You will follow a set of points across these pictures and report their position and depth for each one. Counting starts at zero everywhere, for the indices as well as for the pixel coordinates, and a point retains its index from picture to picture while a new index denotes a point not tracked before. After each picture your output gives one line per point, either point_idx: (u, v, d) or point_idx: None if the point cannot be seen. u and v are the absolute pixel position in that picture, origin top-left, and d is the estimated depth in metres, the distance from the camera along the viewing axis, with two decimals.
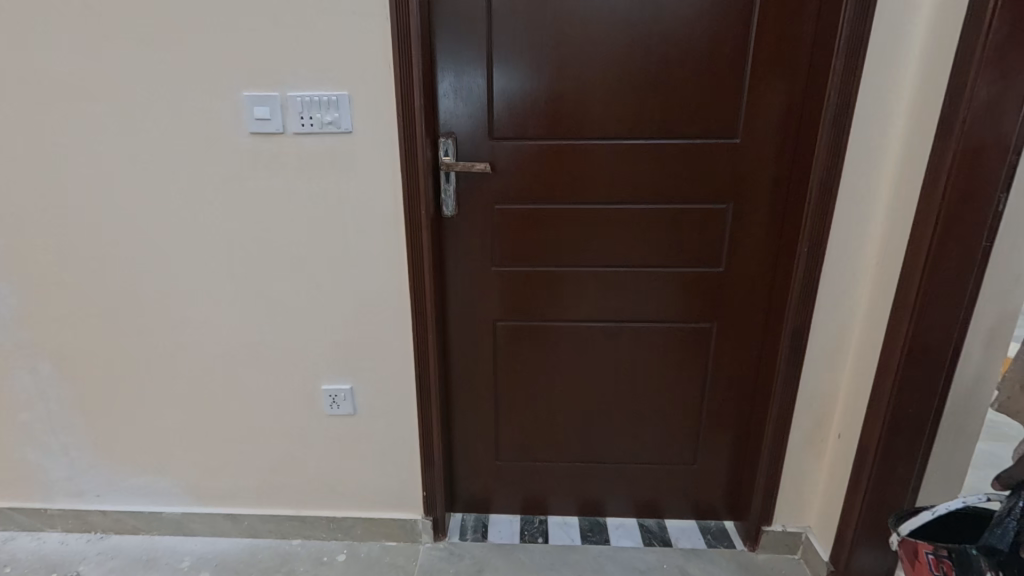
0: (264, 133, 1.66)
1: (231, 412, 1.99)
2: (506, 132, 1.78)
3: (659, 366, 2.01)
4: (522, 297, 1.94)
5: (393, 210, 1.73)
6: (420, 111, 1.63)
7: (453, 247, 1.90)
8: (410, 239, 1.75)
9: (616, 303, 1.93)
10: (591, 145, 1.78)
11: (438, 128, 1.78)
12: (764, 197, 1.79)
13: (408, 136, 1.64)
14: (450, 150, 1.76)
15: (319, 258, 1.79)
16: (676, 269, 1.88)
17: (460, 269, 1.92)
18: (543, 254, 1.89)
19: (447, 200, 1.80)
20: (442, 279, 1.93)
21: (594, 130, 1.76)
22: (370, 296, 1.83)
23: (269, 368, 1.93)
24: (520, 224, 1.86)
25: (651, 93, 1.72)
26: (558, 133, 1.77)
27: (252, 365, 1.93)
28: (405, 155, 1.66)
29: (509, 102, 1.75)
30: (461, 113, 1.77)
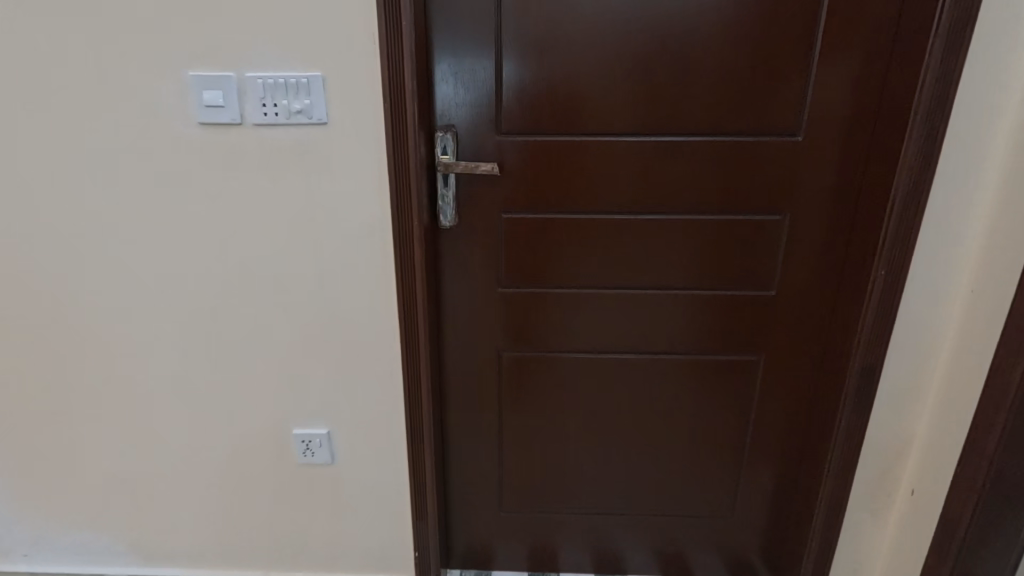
0: (217, 124, 1.34)
1: (183, 461, 1.67)
2: (517, 126, 1.46)
3: (694, 404, 1.70)
4: (533, 323, 1.63)
5: (378, 221, 1.41)
6: (413, 99, 1.31)
7: (451, 264, 1.58)
8: (399, 256, 1.43)
9: (645, 331, 1.63)
10: (619, 143, 1.46)
11: (434, 120, 1.46)
12: (828, 207, 1.48)
13: (397, 131, 1.32)
14: (448, 148, 1.45)
15: (288, 278, 1.47)
16: (717, 292, 1.57)
17: (460, 290, 1.61)
18: (559, 272, 1.57)
19: (445, 208, 1.48)
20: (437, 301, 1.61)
21: (624, 124, 1.45)
22: (351, 324, 1.51)
23: (228, 409, 1.61)
24: (532, 238, 1.55)
25: (695, 81, 1.41)
26: (581, 127, 1.45)
27: (209, 406, 1.61)
28: (394, 154, 1.34)
29: (521, 89, 1.43)
30: (462, 102, 1.45)
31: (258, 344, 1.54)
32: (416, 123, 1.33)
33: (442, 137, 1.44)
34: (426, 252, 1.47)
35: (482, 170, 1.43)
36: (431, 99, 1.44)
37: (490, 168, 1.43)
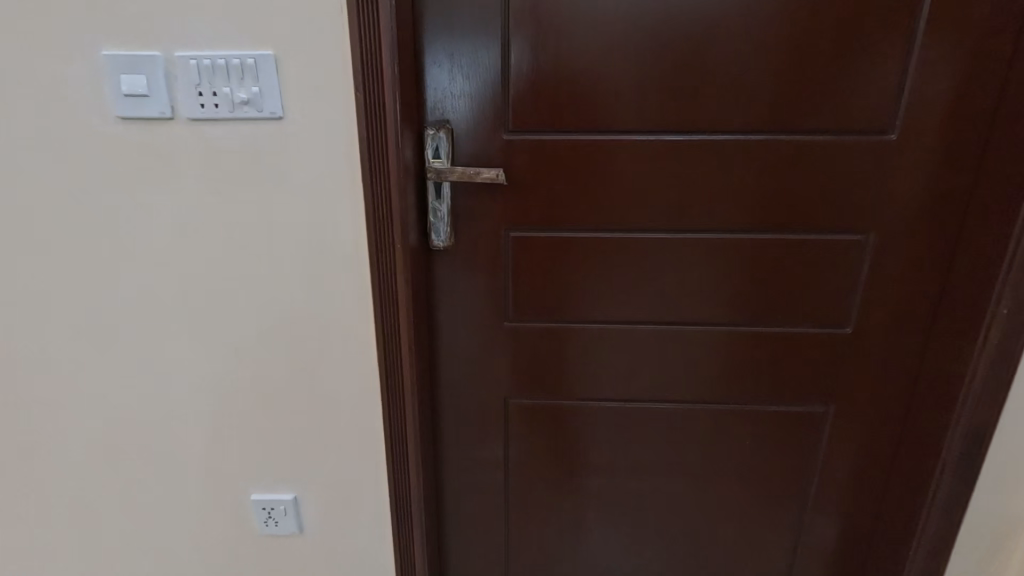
0: (142, 120, 1.02)
1: (115, 538, 1.34)
2: (529, 122, 1.15)
3: (744, 462, 1.39)
4: (547, 365, 1.33)
5: (350, 246, 1.10)
6: (395, 89, 1.00)
7: (447, 293, 1.28)
8: (378, 289, 1.12)
9: (685, 376, 1.31)
10: (658, 144, 1.15)
11: (423, 115, 1.15)
12: (925, 225, 1.16)
13: (373, 130, 1.01)
14: (443, 150, 1.14)
15: (239, 315, 1.16)
16: (777, 329, 1.26)
17: (456, 324, 1.31)
18: (580, 304, 1.27)
19: (437, 225, 1.18)
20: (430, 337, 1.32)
21: (665, 119, 1.14)
22: (319, 370, 1.20)
23: (168, 475, 1.29)
24: (546, 261, 1.24)
25: (760, 65, 1.09)
26: (611, 123, 1.14)
27: (145, 471, 1.29)
28: (370, 160, 1.03)
29: (536, 74, 1.12)
30: (458, 92, 1.14)
31: (203, 396, 1.23)
32: (398, 119, 1.02)
33: (435, 136, 1.14)
34: (413, 283, 1.16)
35: (485, 179, 1.13)
36: (419, 88, 1.14)
37: (495, 175, 1.12)
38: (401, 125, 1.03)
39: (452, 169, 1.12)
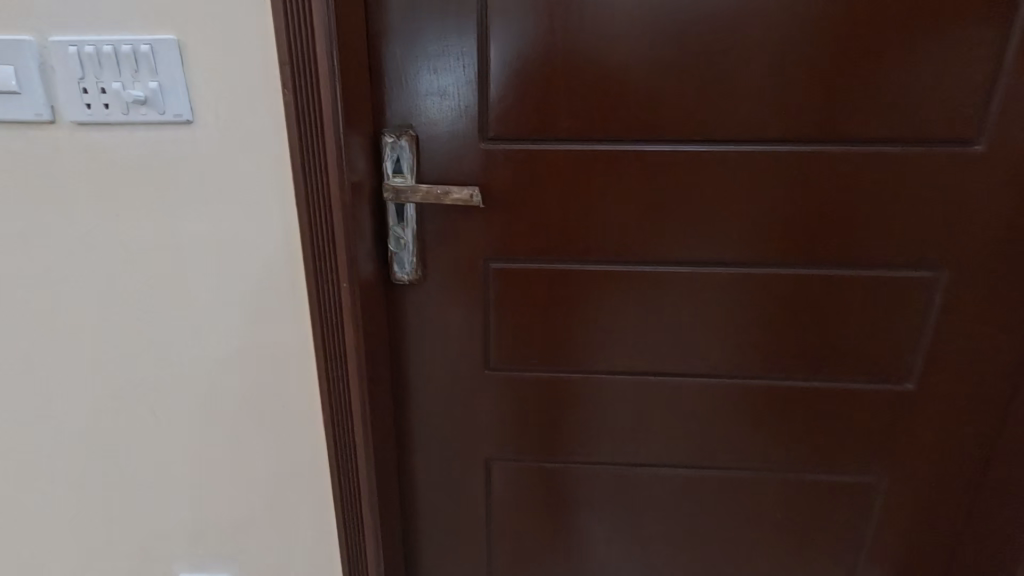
0: (14, 124, 0.79)
1: None
2: (513, 127, 0.92)
3: (775, 538, 1.15)
4: (536, 421, 1.10)
5: (285, 285, 0.87)
6: (336, 89, 0.77)
7: (415, 334, 1.05)
8: (321, 337, 0.89)
9: (705, 438, 1.08)
10: (675, 155, 0.92)
11: (379, 118, 0.92)
12: (1013, 261, 0.92)
13: (306, 141, 0.78)
14: (405, 163, 0.92)
15: (150, 372, 0.93)
16: (820, 384, 1.03)
17: (427, 370, 1.08)
18: (577, 351, 1.04)
19: (401, 255, 0.96)
20: (395, 386, 1.09)
21: (685, 124, 0.90)
22: (254, 432, 0.98)
23: (74, 557, 1.05)
24: (534, 299, 1.01)
25: (809, 55, 0.85)
26: (616, 129, 0.91)
27: (45, 552, 1.05)
28: (304, 180, 0.80)
29: (522, 66, 0.89)
30: (423, 91, 0.90)
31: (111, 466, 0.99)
32: (340, 127, 0.79)
33: (396, 145, 0.91)
34: (367, 329, 0.94)
35: (456, 200, 0.90)
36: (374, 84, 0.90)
37: (468, 197, 0.90)
38: (345, 134, 0.80)
39: (417, 187, 0.90)
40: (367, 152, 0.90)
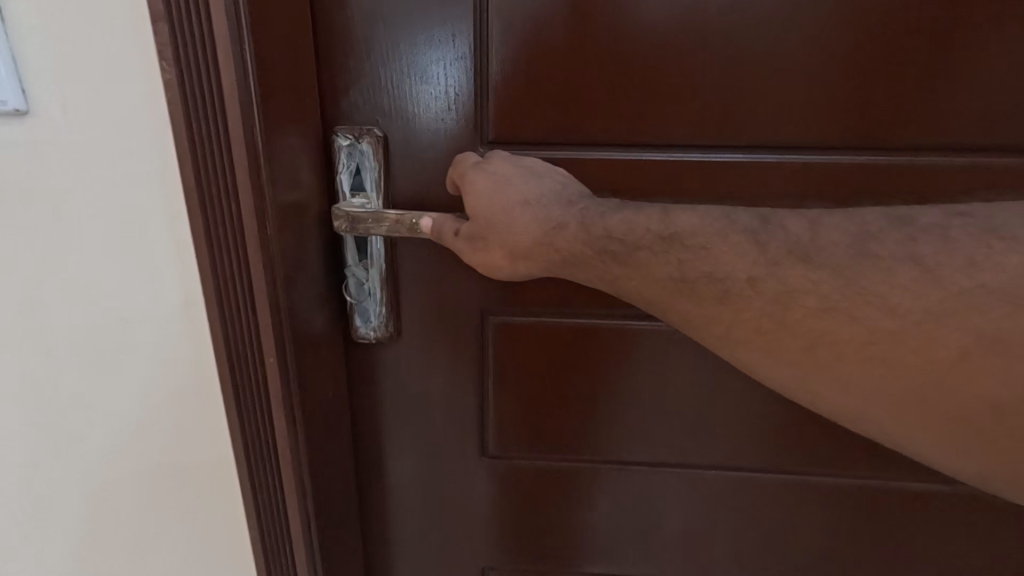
0: None
1: None
2: (524, 125, 0.63)
3: None
4: (552, 522, 0.82)
5: (190, 357, 0.60)
6: (253, 67, 0.49)
7: (387, 412, 0.76)
8: (243, 430, 0.61)
9: (779, 549, 0.80)
10: (769, 170, 0.62)
11: (332, 109, 0.63)
12: None
13: (207, 149, 0.50)
14: (369, 175, 0.63)
15: (8, 470, 0.66)
16: (943, 488, 0.74)
17: (402, 459, 0.79)
18: (611, 434, 0.76)
19: (364, 304, 0.68)
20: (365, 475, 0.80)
21: (784, 127, 0.60)
22: (159, 546, 0.70)
23: None
24: (551, 363, 0.73)
25: (985, 23, 0.55)
26: (677, 132, 0.62)
27: None
28: (205, 209, 0.52)
29: (540, 35, 0.60)
30: (396, 71, 0.62)
31: None
32: (259, 128, 0.50)
33: (355, 151, 0.63)
34: (312, 417, 0.64)
35: (424, 231, 0.62)
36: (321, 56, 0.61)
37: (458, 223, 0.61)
38: (270, 139, 0.52)
39: (383, 215, 0.61)
40: (313, 161, 0.61)
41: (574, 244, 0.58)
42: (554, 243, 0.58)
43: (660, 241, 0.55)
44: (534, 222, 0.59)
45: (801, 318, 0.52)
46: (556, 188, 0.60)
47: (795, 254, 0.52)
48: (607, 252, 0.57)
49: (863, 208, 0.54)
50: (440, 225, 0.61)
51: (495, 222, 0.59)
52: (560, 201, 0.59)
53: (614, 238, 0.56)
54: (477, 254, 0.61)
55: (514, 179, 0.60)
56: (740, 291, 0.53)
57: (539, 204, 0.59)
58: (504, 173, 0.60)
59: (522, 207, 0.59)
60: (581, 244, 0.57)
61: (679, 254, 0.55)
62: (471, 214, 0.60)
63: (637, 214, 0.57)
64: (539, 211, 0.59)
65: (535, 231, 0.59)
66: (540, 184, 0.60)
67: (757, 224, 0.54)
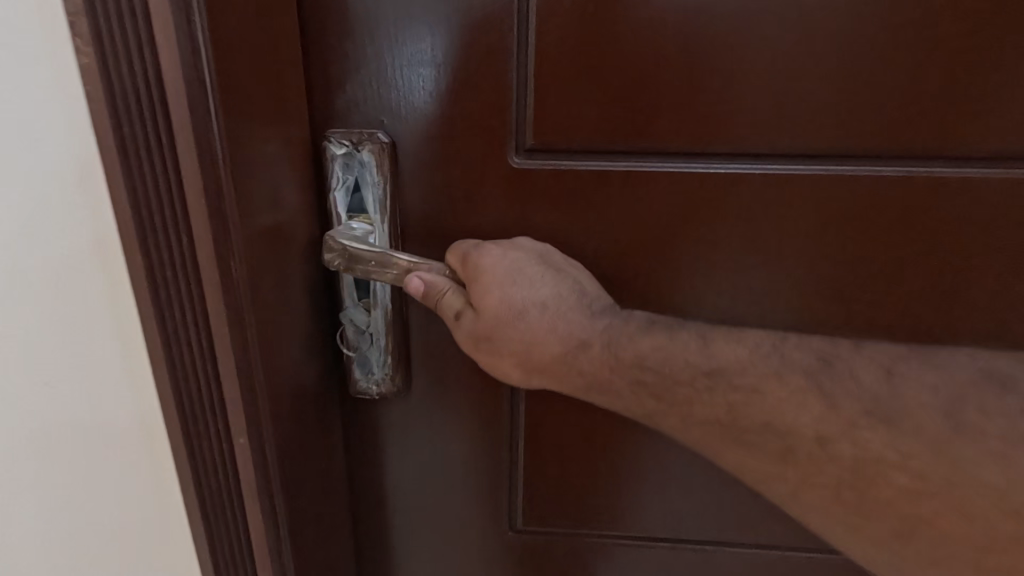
0: None
1: None
2: (572, 128, 0.48)
3: None
4: None
5: (137, 438, 0.44)
6: (209, 50, 0.35)
7: (392, 480, 0.61)
8: (206, 526, 0.46)
9: None
10: (889, 187, 0.47)
11: (323, 107, 0.48)
12: None
13: (144, 166, 0.35)
14: (370, 193, 0.49)
15: None
16: None
17: (411, 535, 0.64)
18: (671, 510, 0.60)
19: (366, 352, 0.53)
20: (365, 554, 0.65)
21: (916, 131, 0.45)
22: None
23: None
24: (597, 424, 0.57)
25: None
26: (773, 136, 0.47)
27: None
28: (146, 248, 0.37)
29: (594, 8, 0.45)
30: (404, 56, 0.47)
31: None
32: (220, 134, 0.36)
33: (354, 161, 0.49)
34: (298, 507, 0.49)
35: (421, 298, 0.48)
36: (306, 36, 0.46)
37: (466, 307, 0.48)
38: (235, 150, 0.37)
39: (391, 260, 0.48)
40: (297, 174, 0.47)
41: (594, 371, 0.48)
42: (574, 365, 0.48)
43: (703, 380, 0.46)
44: (552, 333, 0.48)
45: (851, 453, 0.42)
46: (577, 292, 0.48)
47: (858, 396, 0.43)
48: (630, 373, 0.47)
49: (938, 347, 0.45)
50: (438, 285, 0.48)
51: (508, 332, 0.48)
52: (581, 310, 0.48)
53: (645, 367, 0.47)
54: (487, 360, 0.49)
55: (534, 274, 0.48)
56: (809, 455, 0.43)
57: (558, 314, 0.48)
58: (521, 258, 0.48)
59: (538, 313, 0.48)
60: (606, 371, 0.48)
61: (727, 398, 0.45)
62: (480, 304, 0.47)
63: (671, 337, 0.47)
64: (556, 321, 0.48)
65: (553, 345, 0.48)
66: (557, 282, 0.48)
67: (816, 364, 0.45)
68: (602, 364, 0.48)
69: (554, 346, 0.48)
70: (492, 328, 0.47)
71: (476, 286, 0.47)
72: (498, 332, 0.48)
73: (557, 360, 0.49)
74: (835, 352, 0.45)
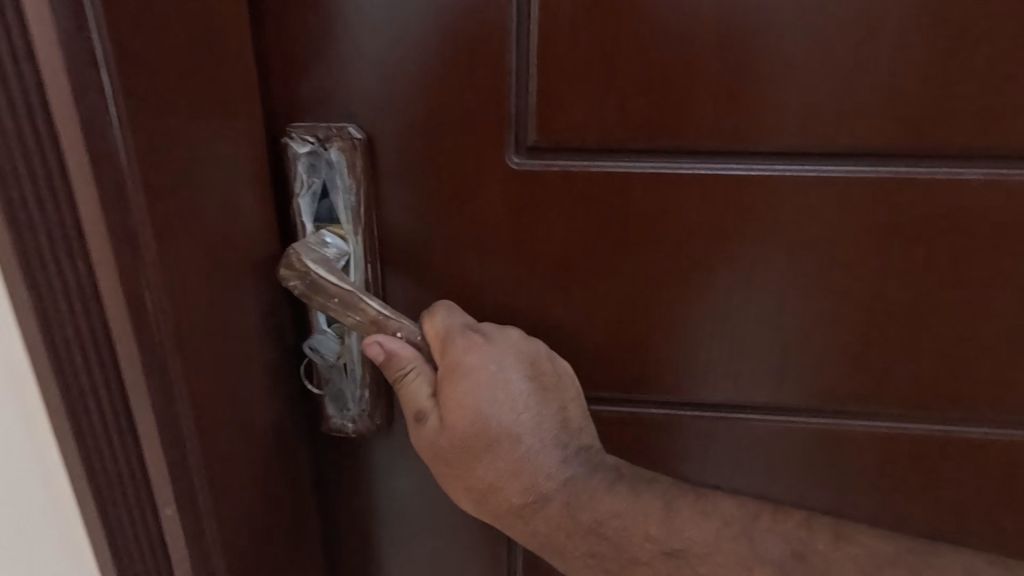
0: None
1: None
2: (581, 123, 0.40)
3: None
4: None
5: (41, 501, 0.35)
6: (97, 17, 0.26)
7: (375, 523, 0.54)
8: None
9: None
10: (957, 189, 0.40)
11: (281, 95, 0.40)
12: None
13: (21, 174, 0.27)
14: (340, 199, 0.41)
15: None
16: None
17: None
18: None
19: (340, 387, 0.45)
20: None
21: (988, 128, 0.39)
22: None
23: None
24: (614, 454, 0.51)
25: None
26: (820, 133, 0.40)
27: None
28: (31, 284, 0.29)
29: None
30: (381, 35, 0.38)
31: None
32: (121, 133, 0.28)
33: (320, 160, 0.41)
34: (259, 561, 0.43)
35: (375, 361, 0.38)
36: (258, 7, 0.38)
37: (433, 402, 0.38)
38: (145, 153, 0.29)
39: (357, 305, 0.38)
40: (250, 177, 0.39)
41: (545, 531, 0.38)
42: (525, 521, 0.38)
43: (665, 561, 0.37)
44: (515, 478, 0.38)
45: None
46: (560, 427, 0.38)
47: None
48: (589, 536, 0.38)
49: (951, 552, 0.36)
50: (401, 360, 0.37)
51: (467, 458, 0.37)
52: (555, 453, 0.38)
53: (603, 536, 0.38)
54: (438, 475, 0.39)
55: (517, 393, 0.37)
56: None
57: (527, 456, 0.38)
58: (510, 370, 0.37)
59: (507, 446, 0.38)
60: (562, 534, 0.38)
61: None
62: (444, 415, 0.37)
63: (637, 502, 0.38)
64: (524, 462, 0.38)
65: (512, 491, 0.38)
66: (541, 409, 0.38)
67: (789, 562, 0.37)
68: (557, 526, 0.38)
69: (510, 493, 0.38)
70: (452, 444, 0.37)
71: (448, 379, 0.37)
72: (456, 451, 0.37)
73: (508, 509, 0.38)
74: (811, 543, 0.37)
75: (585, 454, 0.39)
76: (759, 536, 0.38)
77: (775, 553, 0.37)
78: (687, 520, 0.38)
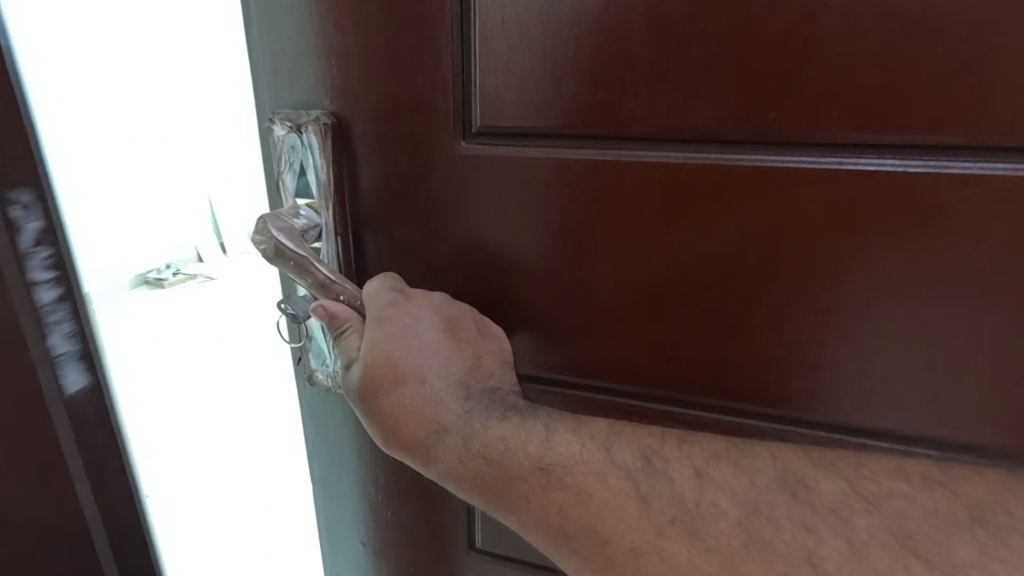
0: None
1: None
2: (509, 114, 0.41)
3: None
4: None
5: None
6: None
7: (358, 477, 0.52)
8: None
9: None
10: (914, 183, 0.35)
11: (265, 80, 0.45)
12: None
13: None
14: (313, 175, 0.46)
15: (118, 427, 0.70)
16: None
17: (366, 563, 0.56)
18: None
19: (320, 339, 0.48)
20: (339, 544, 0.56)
21: (933, 117, 0.34)
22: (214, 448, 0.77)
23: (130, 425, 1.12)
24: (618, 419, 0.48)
25: None
26: (761, 125, 0.37)
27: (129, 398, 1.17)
28: None
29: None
30: (324, 28, 0.41)
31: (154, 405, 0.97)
32: None
33: (296, 142, 0.45)
34: None
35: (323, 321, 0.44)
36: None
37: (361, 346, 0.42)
38: None
39: (307, 270, 0.43)
40: None
41: (443, 460, 0.40)
42: (424, 453, 0.40)
43: (540, 478, 0.37)
44: (422, 414, 0.40)
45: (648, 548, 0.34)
46: (468, 367, 0.41)
47: (678, 523, 0.34)
48: (476, 461, 0.39)
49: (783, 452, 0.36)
50: (340, 321, 0.43)
51: (382, 397, 0.40)
52: (460, 391, 0.41)
53: (491, 461, 0.38)
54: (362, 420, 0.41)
55: (429, 336, 0.41)
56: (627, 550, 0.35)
57: (434, 393, 0.41)
58: (427, 318, 0.41)
59: (412, 382, 0.40)
60: (458, 465, 0.39)
61: (558, 500, 0.36)
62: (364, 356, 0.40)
63: (524, 426, 0.39)
64: (432, 401, 0.41)
65: (417, 425, 0.40)
66: (454, 355, 0.41)
67: (640, 469, 0.36)
68: (456, 457, 0.39)
69: (415, 428, 0.40)
70: (370, 384, 0.40)
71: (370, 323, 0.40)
72: (372, 389, 0.40)
73: (413, 447, 0.41)
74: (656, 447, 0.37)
75: (489, 397, 0.41)
76: (618, 449, 0.37)
77: (629, 460, 0.37)
78: (563, 438, 0.38)
